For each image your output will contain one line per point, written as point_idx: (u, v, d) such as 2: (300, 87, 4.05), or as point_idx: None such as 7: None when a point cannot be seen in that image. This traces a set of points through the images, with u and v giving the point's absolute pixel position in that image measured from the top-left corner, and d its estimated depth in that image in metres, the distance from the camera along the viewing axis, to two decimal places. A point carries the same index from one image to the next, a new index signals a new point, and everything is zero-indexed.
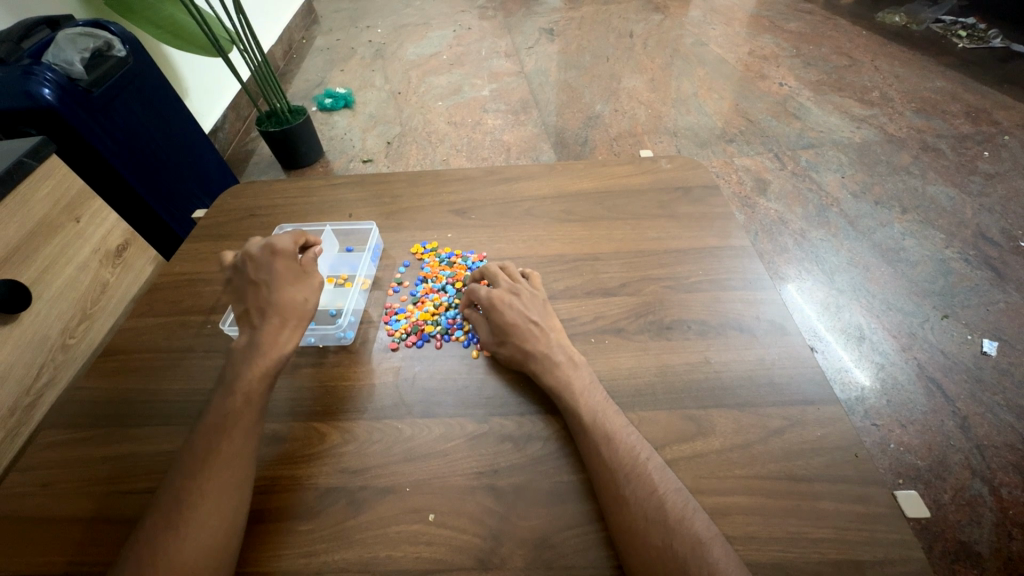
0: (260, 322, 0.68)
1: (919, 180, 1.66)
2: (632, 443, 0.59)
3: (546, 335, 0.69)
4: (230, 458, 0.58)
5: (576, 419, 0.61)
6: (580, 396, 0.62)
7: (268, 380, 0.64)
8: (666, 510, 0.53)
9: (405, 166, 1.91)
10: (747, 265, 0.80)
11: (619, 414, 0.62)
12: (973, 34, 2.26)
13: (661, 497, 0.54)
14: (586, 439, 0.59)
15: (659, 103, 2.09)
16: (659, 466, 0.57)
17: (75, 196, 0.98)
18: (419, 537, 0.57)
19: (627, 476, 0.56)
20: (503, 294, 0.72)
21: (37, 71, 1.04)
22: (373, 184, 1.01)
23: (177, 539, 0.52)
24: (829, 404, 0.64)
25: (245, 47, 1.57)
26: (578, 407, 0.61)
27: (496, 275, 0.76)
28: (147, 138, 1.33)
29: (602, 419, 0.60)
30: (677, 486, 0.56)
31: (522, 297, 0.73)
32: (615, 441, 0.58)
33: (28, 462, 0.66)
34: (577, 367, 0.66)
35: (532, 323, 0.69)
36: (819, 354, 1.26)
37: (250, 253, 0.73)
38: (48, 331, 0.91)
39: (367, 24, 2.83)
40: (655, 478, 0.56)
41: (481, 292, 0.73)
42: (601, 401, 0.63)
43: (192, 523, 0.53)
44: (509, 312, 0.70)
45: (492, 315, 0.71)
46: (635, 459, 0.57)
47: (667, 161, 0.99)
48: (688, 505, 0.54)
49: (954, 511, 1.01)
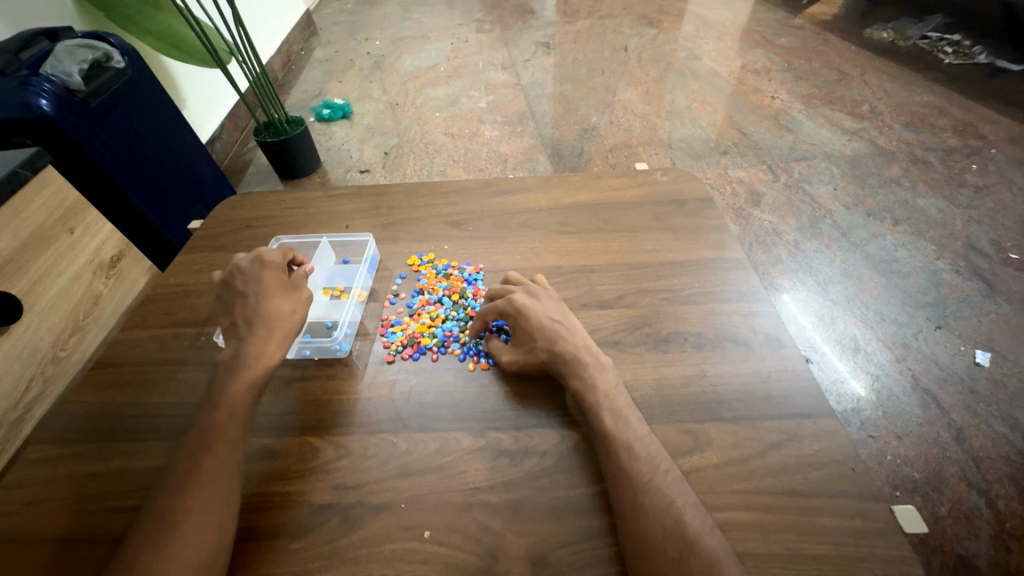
0: (267, 338, 0.68)
1: (910, 192, 1.68)
2: (652, 452, 0.58)
3: (570, 331, 0.70)
4: (215, 476, 0.57)
5: (597, 425, 0.61)
6: (606, 398, 0.63)
7: (246, 389, 0.64)
8: (684, 522, 0.53)
9: (402, 176, 1.92)
10: (742, 278, 0.81)
11: (641, 421, 0.62)
12: (959, 49, 2.30)
13: (679, 510, 0.54)
14: (605, 446, 0.59)
15: (654, 115, 2.11)
16: (677, 478, 0.57)
17: (70, 207, 0.97)
18: (414, 554, 0.56)
19: (645, 485, 0.56)
20: (524, 298, 0.72)
21: (34, 82, 1.05)
22: (370, 195, 1.01)
23: (161, 558, 0.51)
24: (824, 417, 0.64)
25: (243, 59, 1.58)
26: (602, 411, 0.62)
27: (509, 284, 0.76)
28: (143, 148, 1.33)
29: (622, 426, 0.60)
30: (695, 501, 0.55)
31: (540, 297, 0.74)
32: (635, 448, 0.58)
33: (15, 478, 0.65)
34: (603, 370, 0.66)
35: (555, 321, 0.70)
36: (815, 365, 1.26)
37: (239, 266, 0.74)
38: (38, 343, 0.91)
39: (365, 35, 2.85)
40: (674, 490, 0.56)
41: (500, 302, 0.73)
42: (623, 408, 0.62)
43: (175, 543, 0.52)
44: (533, 315, 0.70)
45: (516, 322, 0.71)
46: (653, 469, 0.57)
47: (662, 173, 0.99)
48: (705, 521, 0.54)
49: (951, 523, 1.01)
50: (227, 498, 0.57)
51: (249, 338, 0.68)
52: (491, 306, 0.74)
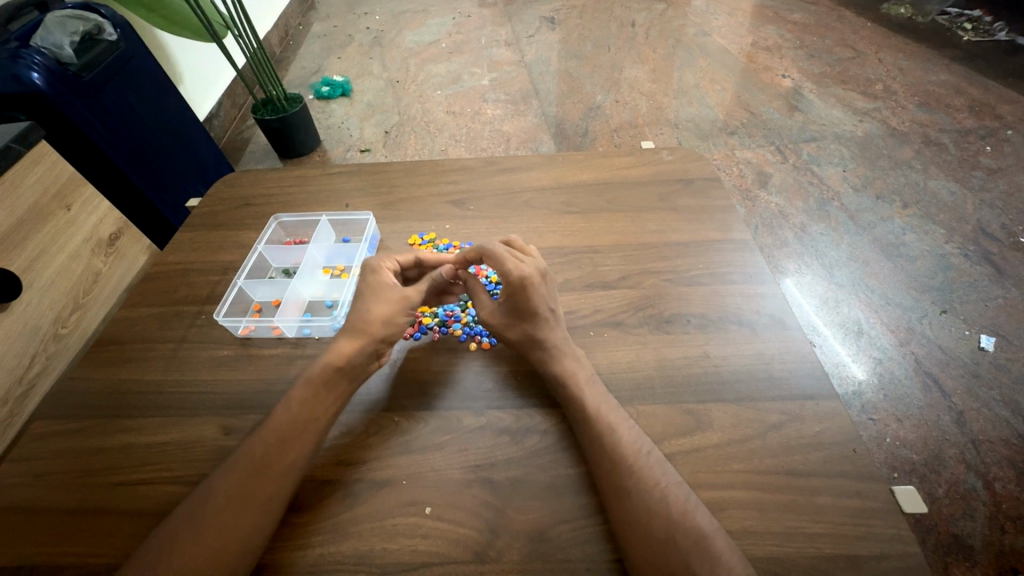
0: None
1: (920, 174, 1.65)
2: (634, 437, 0.58)
3: (558, 326, 0.69)
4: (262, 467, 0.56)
5: (576, 410, 0.61)
6: (585, 386, 0.62)
7: None
8: (668, 504, 0.53)
9: (403, 155, 1.89)
10: (747, 259, 0.80)
11: (619, 409, 0.61)
12: (978, 26, 2.23)
13: (664, 491, 0.54)
14: (587, 430, 0.59)
15: (661, 94, 2.07)
16: (660, 460, 0.57)
17: (66, 184, 0.96)
18: (415, 529, 0.56)
19: (628, 470, 0.55)
20: (535, 277, 0.69)
21: (24, 55, 1.03)
22: (370, 174, 0.99)
23: (196, 542, 0.52)
24: (827, 398, 0.64)
25: (239, 33, 1.54)
26: (581, 398, 0.61)
27: (518, 253, 0.72)
28: (138, 124, 1.31)
29: (603, 412, 0.60)
30: (679, 481, 0.55)
31: (546, 282, 0.71)
32: (617, 432, 0.58)
33: (23, 453, 0.65)
34: (578, 361, 0.66)
35: (551, 312, 0.69)
36: (817, 348, 1.26)
37: None
38: (39, 320, 0.91)
39: (365, 10, 2.79)
40: (657, 473, 0.55)
41: (512, 268, 0.69)
42: (601, 394, 0.62)
43: (208, 533, 0.52)
44: (537, 299, 0.68)
45: (517, 297, 0.68)
46: (636, 453, 0.57)
47: (669, 152, 0.97)
48: (690, 500, 0.54)
49: (948, 504, 1.01)
50: (268, 496, 0.55)
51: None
52: (503, 269, 0.69)
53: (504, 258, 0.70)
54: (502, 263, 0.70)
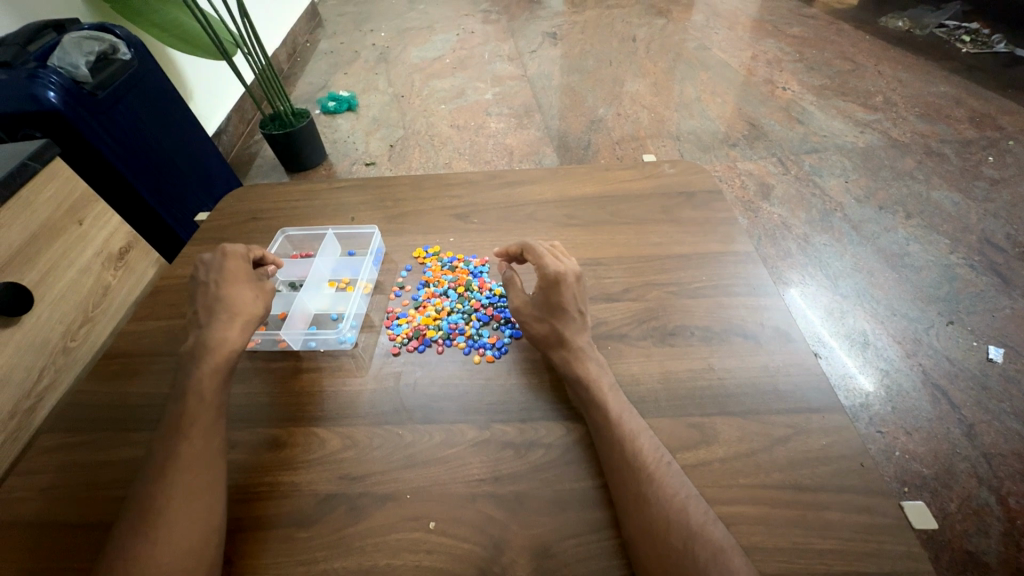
0: None
1: (923, 185, 1.65)
2: (654, 445, 0.58)
3: (584, 329, 0.69)
4: (189, 458, 0.57)
5: (599, 412, 0.61)
6: (608, 391, 0.63)
7: None
8: (688, 514, 0.53)
9: (408, 168, 1.91)
10: (750, 271, 0.80)
11: (639, 416, 0.61)
12: (976, 38, 2.25)
13: (683, 502, 0.54)
14: (607, 435, 0.59)
15: (662, 107, 2.09)
16: (678, 470, 0.57)
17: (78, 199, 0.98)
18: (419, 545, 0.56)
19: (649, 476, 0.55)
20: (570, 275, 0.70)
21: (42, 74, 1.05)
22: (376, 187, 1.00)
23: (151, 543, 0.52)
24: (833, 412, 0.63)
25: (249, 50, 1.57)
26: (604, 401, 0.61)
27: (559, 253, 0.74)
28: (149, 140, 1.33)
29: (626, 417, 0.60)
30: (696, 493, 0.55)
31: (580, 284, 0.72)
32: (637, 440, 0.58)
33: (29, 467, 0.66)
34: (602, 367, 0.66)
35: (579, 312, 0.70)
36: (823, 360, 1.25)
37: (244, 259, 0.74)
38: (49, 334, 0.92)
39: (371, 27, 2.84)
40: (676, 482, 0.55)
41: (549, 264, 0.70)
42: (624, 401, 0.62)
43: (163, 530, 0.52)
44: (568, 296, 0.69)
45: (549, 292, 0.69)
46: (657, 460, 0.57)
47: (670, 165, 0.98)
48: (708, 512, 0.54)
49: (961, 520, 1.00)
50: (212, 485, 0.57)
51: (230, 327, 0.68)
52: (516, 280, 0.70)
53: (544, 253, 0.72)
54: (540, 257, 0.72)
